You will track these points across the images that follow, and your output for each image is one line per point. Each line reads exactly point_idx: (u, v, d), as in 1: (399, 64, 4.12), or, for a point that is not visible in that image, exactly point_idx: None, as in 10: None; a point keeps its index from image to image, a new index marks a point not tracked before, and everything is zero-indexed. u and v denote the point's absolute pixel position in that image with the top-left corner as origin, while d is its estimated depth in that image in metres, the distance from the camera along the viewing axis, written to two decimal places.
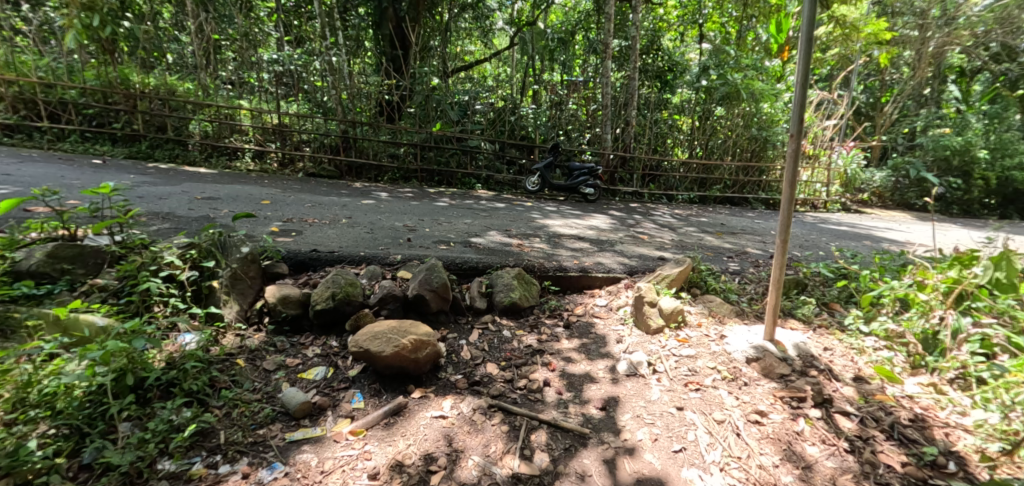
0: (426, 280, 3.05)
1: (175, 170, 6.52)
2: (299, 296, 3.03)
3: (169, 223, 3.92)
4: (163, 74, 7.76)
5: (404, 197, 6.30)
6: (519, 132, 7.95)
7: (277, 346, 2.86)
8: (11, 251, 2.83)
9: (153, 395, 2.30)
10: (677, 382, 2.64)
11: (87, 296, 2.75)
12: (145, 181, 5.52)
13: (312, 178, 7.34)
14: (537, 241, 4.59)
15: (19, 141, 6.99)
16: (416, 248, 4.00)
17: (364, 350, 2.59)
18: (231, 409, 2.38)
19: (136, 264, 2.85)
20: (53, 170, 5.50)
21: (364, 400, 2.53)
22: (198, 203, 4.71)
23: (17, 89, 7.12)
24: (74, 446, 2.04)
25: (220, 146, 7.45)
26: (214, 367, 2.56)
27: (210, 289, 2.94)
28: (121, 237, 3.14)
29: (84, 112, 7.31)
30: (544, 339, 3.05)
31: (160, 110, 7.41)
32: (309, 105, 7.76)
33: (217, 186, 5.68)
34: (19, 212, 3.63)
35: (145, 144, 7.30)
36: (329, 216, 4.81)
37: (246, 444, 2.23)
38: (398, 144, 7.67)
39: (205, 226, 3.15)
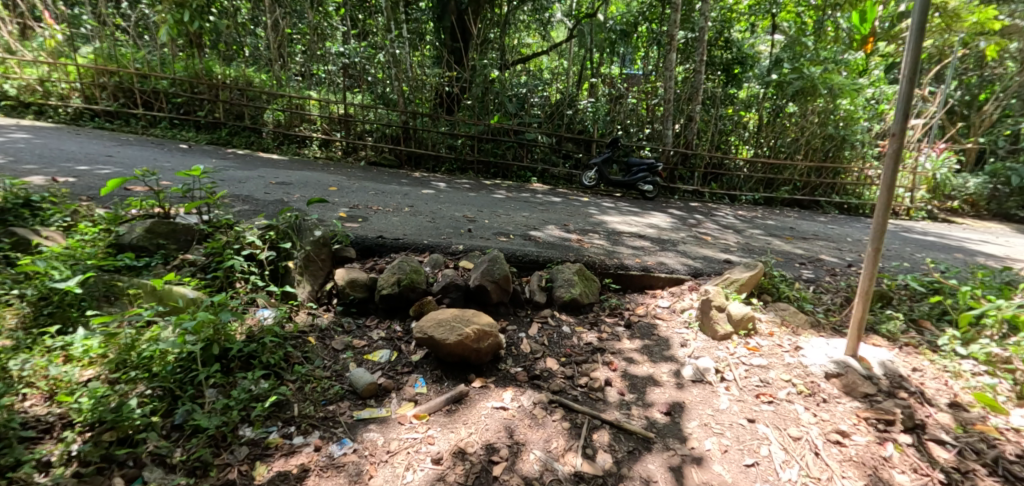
0: (488, 271, 3.09)
1: (251, 156, 6.94)
2: (366, 281, 3.19)
3: (249, 205, 4.16)
4: (241, 67, 8.24)
5: (462, 189, 6.38)
6: (577, 126, 7.95)
7: (344, 327, 3.00)
8: (116, 226, 3.13)
9: (235, 365, 2.48)
10: (748, 392, 2.52)
11: (179, 269, 2.99)
12: (226, 165, 5.92)
13: (373, 166, 7.58)
14: (597, 237, 4.51)
15: (118, 127, 7.68)
16: (477, 239, 4.06)
17: (428, 336, 2.64)
18: (304, 383, 2.52)
19: (221, 243, 3.07)
20: (148, 154, 5.99)
21: (426, 385, 2.60)
22: (272, 187, 4.97)
23: (117, 79, 7.81)
24: (168, 407, 2.22)
25: (291, 134, 7.84)
26: (288, 343, 2.71)
27: (286, 269, 3.13)
28: (209, 217, 3.35)
29: (174, 101, 7.89)
30: (605, 338, 3.00)
31: (239, 100, 7.88)
32: (371, 96, 7.95)
33: (289, 173, 5.98)
34: (122, 190, 4.00)
35: (225, 131, 7.81)
36: (391, 204, 4.96)
37: (318, 419, 2.35)
38: (456, 135, 7.72)
39: (282, 210, 3.34)
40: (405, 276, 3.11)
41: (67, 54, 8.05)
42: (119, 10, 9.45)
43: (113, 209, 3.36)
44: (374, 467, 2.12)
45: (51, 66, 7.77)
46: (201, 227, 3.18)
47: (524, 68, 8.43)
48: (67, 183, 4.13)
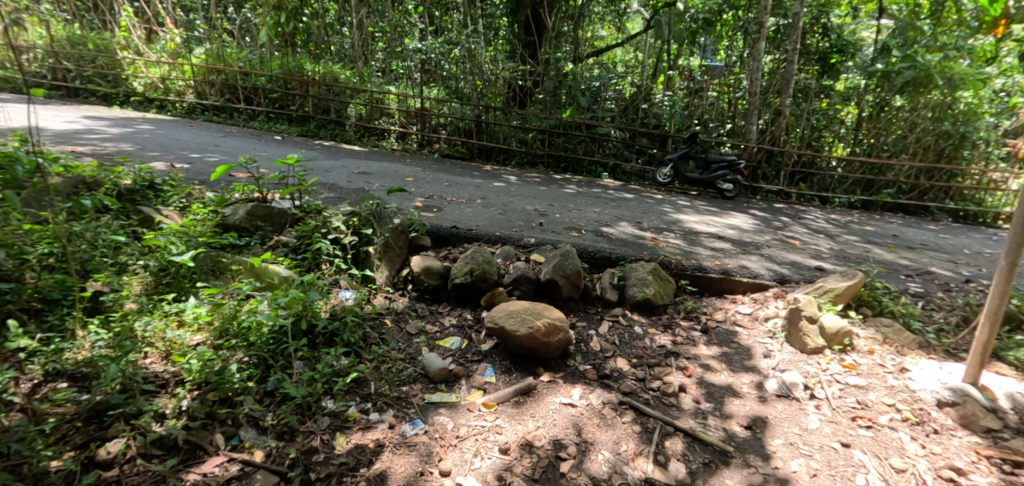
0: (560, 266, 3.09)
1: (335, 147, 7.35)
2: (440, 269, 3.32)
3: (334, 193, 4.40)
4: (328, 64, 8.74)
5: (533, 182, 6.37)
6: (652, 120, 7.56)
7: (418, 312, 3.14)
8: (222, 208, 3.43)
9: (320, 341, 2.64)
10: (842, 414, 2.33)
11: (274, 249, 3.23)
12: (315, 156, 6.32)
13: (446, 159, 7.74)
14: (673, 236, 4.34)
15: (223, 120, 8.38)
16: (548, 233, 4.06)
17: (499, 326, 2.69)
18: (380, 363, 2.65)
19: (311, 227, 3.28)
20: (249, 144, 6.52)
21: (495, 375, 2.66)
22: (355, 177, 5.23)
23: (223, 76, 8.55)
24: (262, 374, 2.41)
25: (371, 127, 8.19)
26: (367, 323, 2.86)
27: (366, 254, 3.30)
28: (300, 203, 3.59)
29: (270, 96, 8.51)
30: (679, 341, 2.89)
31: (326, 95, 8.34)
32: (446, 91, 8.22)
33: (369, 163, 6.27)
34: (227, 176, 4.39)
35: (313, 124, 8.30)
36: (464, 195, 5.05)
37: (392, 398, 2.46)
38: (527, 129, 7.67)
39: (365, 197, 3.52)
40: (477, 266, 3.19)
41: (182, 54, 8.89)
42: (225, 13, 10.30)
43: (220, 193, 3.69)
44: (443, 450, 2.19)
45: (170, 66, 8.62)
46: (293, 211, 3.41)
47: (597, 60, 8.26)
48: (183, 169, 4.59)
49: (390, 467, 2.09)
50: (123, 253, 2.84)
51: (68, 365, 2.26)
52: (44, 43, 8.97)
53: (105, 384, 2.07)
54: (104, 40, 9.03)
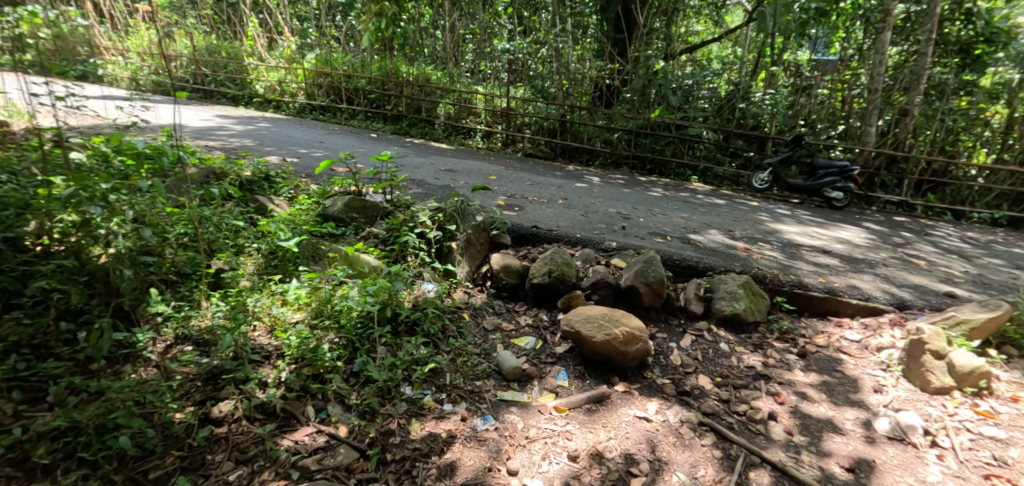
0: (642, 273, 2.98)
1: (425, 145, 7.66)
2: (519, 268, 3.36)
3: (422, 189, 4.58)
4: (422, 66, 9.14)
5: (617, 184, 6.20)
6: (750, 120, 7.05)
7: (495, 308, 3.20)
8: (323, 199, 3.70)
9: (402, 328, 2.77)
10: (972, 468, 2.03)
11: (366, 239, 3.42)
12: (406, 153, 6.62)
13: (529, 158, 7.75)
14: (769, 248, 4.02)
15: (327, 119, 9.05)
16: (631, 238, 3.94)
17: (575, 331, 2.67)
18: (456, 356, 2.73)
19: (399, 220, 3.44)
20: (348, 141, 6.99)
21: (568, 379, 2.64)
22: (442, 174, 5.40)
23: (329, 79, 9.21)
24: (349, 355, 2.56)
25: (458, 126, 8.41)
26: (446, 316, 2.95)
27: (449, 249, 3.40)
28: (391, 197, 3.78)
29: (369, 96, 9.06)
30: (771, 364, 2.68)
31: (418, 95, 8.69)
32: (531, 90, 8.19)
33: (456, 161, 6.46)
34: (329, 171, 4.73)
35: (406, 122, 8.69)
36: (546, 195, 5.04)
37: (465, 391, 2.52)
38: (613, 129, 7.46)
39: (451, 195, 3.63)
40: (556, 267, 3.18)
41: (296, 59, 9.73)
42: (334, 20, 11.12)
43: (322, 186, 3.99)
44: (512, 449, 2.20)
45: (286, 70, 9.45)
46: (384, 205, 3.60)
47: (690, 57, 7.85)
48: (292, 163, 5.03)
49: (460, 458, 2.14)
50: (241, 235, 3.14)
51: (194, 331, 2.54)
52: (187, 52, 10.24)
53: (223, 350, 2.31)
54: (235, 48, 10.14)
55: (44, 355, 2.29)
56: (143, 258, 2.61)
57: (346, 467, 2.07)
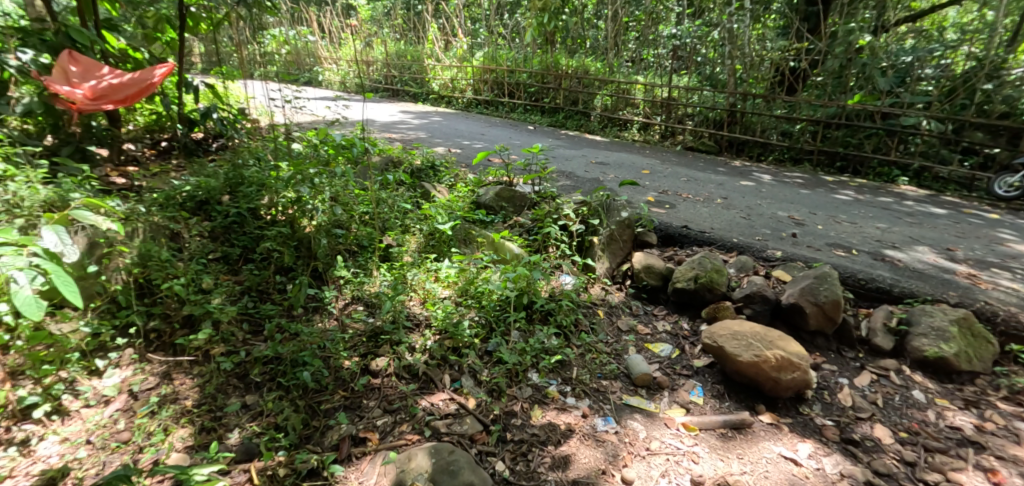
0: (810, 291, 2.77)
1: (579, 137, 7.68)
2: (662, 270, 3.27)
3: (571, 181, 4.66)
4: (583, 58, 9.16)
5: (792, 183, 5.45)
6: (999, 108, 5.47)
7: (632, 309, 3.18)
8: (477, 188, 4.01)
9: (536, 316, 2.90)
10: None
11: (512, 228, 3.62)
12: (560, 145, 6.75)
13: (689, 151, 7.16)
14: (1006, 277, 3.16)
15: (491, 113, 9.66)
16: (803, 248, 3.48)
17: (719, 346, 2.59)
18: (585, 352, 2.78)
19: (544, 212, 3.57)
20: (507, 133, 7.38)
21: (703, 397, 2.55)
22: (592, 166, 5.39)
23: (494, 75, 9.79)
24: (486, 335, 2.76)
25: (615, 118, 8.16)
26: (580, 310, 3.01)
27: (590, 243, 3.44)
28: (539, 189, 3.96)
29: (528, 90, 9.37)
30: (989, 430, 2.26)
31: (576, 87, 8.67)
32: (698, 78, 7.73)
33: (609, 153, 6.38)
34: (486, 161, 5.09)
35: (562, 115, 8.83)
36: (703, 192, 4.68)
37: (590, 388, 2.56)
38: (794, 119, 6.49)
39: (597, 188, 3.68)
40: (704, 273, 3.06)
41: (467, 58, 10.54)
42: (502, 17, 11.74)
43: (478, 176, 4.32)
44: (629, 457, 2.18)
45: (458, 69, 10.33)
46: (532, 196, 3.77)
47: (913, 27, 6.41)
48: (456, 153, 5.53)
49: (575, 454, 2.19)
50: (408, 217, 3.56)
51: (365, 294, 2.94)
52: (381, 57, 11.87)
53: (384, 313, 2.67)
54: (417, 51, 11.40)
55: (265, 297, 2.86)
56: (334, 231, 3.16)
57: (470, 436, 2.22)
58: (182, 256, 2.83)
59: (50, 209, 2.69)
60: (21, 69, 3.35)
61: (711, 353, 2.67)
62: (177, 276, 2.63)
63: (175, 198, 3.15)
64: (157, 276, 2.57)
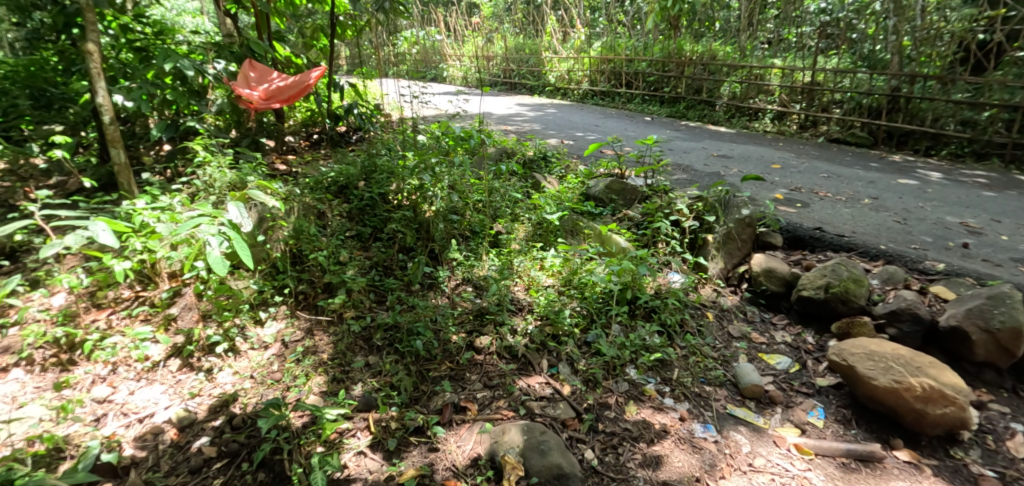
0: (979, 314, 2.38)
1: (700, 128, 7.24)
2: (786, 275, 3.05)
3: (687, 175, 4.47)
4: (710, 42, 8.53)
5: (969, 183, 4.60)
6: None
7: (747, 315, 3.02)
8: (587, 180, 4.05)
9: (639, 313, 2.89)
10: None
11: (621, 222, 3.61)
12: (678, 136, 6.44)
13: (834, 143, 6.34)
14: None
15: (607, 104, 9.44)
16: (975, 262, 2.96)
17: (849, 366, 2.35)
18: (689, 354, 2.70)
19: (655, 206, 3.50)
20: (622, 124, 7.23)
21: (823, 420, 2.36)
22: (713, 159, 5.09)
23: (612, 65, 9.55)
24: (586, 325, 2.81)
25: (744, 107, 7.53)
26: (687, 310, 2.93)
27: (703, 241, 3.31)
28: (651, 182, 3.89)
29: (647, 79, 8.97)
30: None
31: (700, 75, 8.16)
32: (852, 58, 6.87)
33: (733, 145, 5.94)
34: (598, 153, 5.08)
35: (683, 105, 8.31)
36: (846, 191, 4.17)
37: (691, 392, 2.48)
38: (980, 105, 5.43)
39: (715, 183, 3.53)
40: (838, 282, 2.78)
41: (585, 49, 10.42)
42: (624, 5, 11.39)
43: (589, 167, 4.34)
44: (728, 469, 2.09)
45: (575, 60, 10.26)
46: (643, 189, 3.71)
47: None
48: (568, 145, 5.58)
49: (668, 455, 2.16)
50: (518, 207, 3.72)
51: (474, 276, 3.17)
52: (500, 52, 12.19)
53: (491, 295, 2.87)
54: (535, 44, 11.52)
55: (389, 272, 3.21)
56: (450, 216, 3.44)
57: (562, 421, 2.29)
58: (326, 233, 3.30)
59: (233, 190, 3.32)
60: (217, 77, 4.19)
61: (839, 372, 2.43)
62: (321, 249, 3.10)
63: (322, 183, 3.70)
64: (307, 248, 3.05)
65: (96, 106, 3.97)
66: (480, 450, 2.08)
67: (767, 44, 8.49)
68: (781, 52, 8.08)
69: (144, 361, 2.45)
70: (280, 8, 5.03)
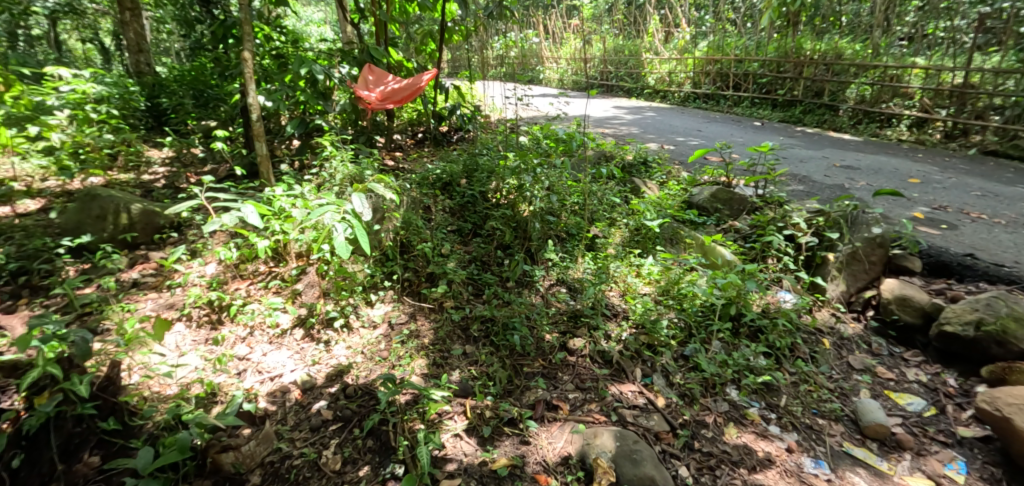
0: None
1: (819, 135, 6.61)
2: (924, 306, 2.70)
3: (804, 186, 4.11)
4: (835, 39, 7.73)
5: None
6: None
7: (872, 347, 2.74)
8: (690, 188, 3.88)
9: (744, 331, 2.72)
10: None
11: (726, 233, 3.42)
12: (793, 143, 5.94)
13: (990, 156, 5.48)
14: None
15: (710, 107, 8.94)
16: None
17: (1007, 419, 2.02)
18: (800, 381, 2.49)
19: (767, 218, 3.28)
20: (728, 129, 6.81)
21: (965, 475, 2.06)
22: (836, 170, 4.63)
23: (719, 66, 9.01)
24: (684, 338, 2.70)
25: (874, 112, 6.73)
26: (799, 335, 2.71)
27: (822, 260, 3.05)
28: (763, 192, 3.64)
29: (759, 81, 8.35)
30: None
31: (822, 75, 7.45)
32: (1019, 56, 5.92)
33: (860, 155, 5.36)
34: (702, 159, 4.84)
35: (799, 109, 7.59)
36: (1008, 212, 3.59)
37: (802, 424, 2.29)
38: None
39: (840, 197, 3.23)
40: (993, 319, 2.40)
41: (689, 49, 9.94)
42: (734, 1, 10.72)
43: (692, 174, 4.16)
44: None
45: (677, 61, 9.83)
46: (754, 200, 3.49)
47: None
48: (669, 150, 5.38)
49: None
50: (616, 211, 3.66)
51: (569, 278, 3.18)
52: (599, 53, 12.00)
53: (587, 297, 2.86)
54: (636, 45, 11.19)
55: (487, 267, 3.32)
56: (547, 217, 3.46)
57: (655, 433, 2.21)
58: (431, 225, 3.49)
59: (352, 182, 3.63)
60: (341, 80, 4.60)
61: (992, 424, 2.10)
62: (426, 241, 3.29)
63: (428, 179, 3.92)
64: (414, 239, 3.25)
65: (244, 104, 4.53)
66: (571, 450, 2.09)
67: (906, 40, 7.53)
68: (924, 49, 7.13)
69: (275, 328, 2.76)
70: (395, 15, 5.42)
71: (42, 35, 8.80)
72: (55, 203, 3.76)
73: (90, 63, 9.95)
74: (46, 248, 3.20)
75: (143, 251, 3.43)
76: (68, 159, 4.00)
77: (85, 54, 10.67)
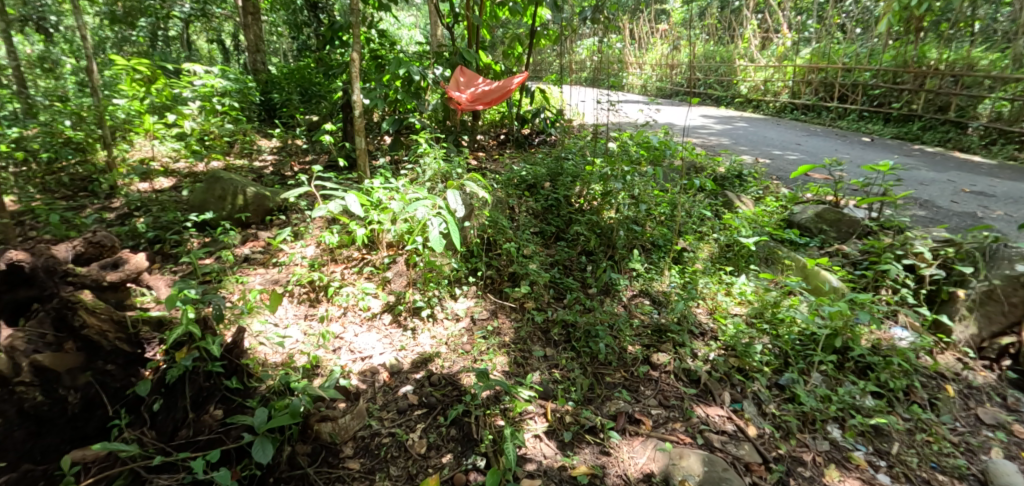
0: None
1: (942, 155, 5.91)
2: None
3: (927, 212, 3.68)
4: (967, 48, 6.86)
5: None
6: None
7: (1008, 401, 2.41)
8: (792, 205, 3.63)
9: (850, 366, 2.48)
10: None
11: (832, 257, 3.14)
12: (910, 163, 5.35)
13: None
14: None
15: (810, 119, 8.25)
16: None
17: None
18: (917, 429, 2.23)
19: (883, 245, 2.97)
20: (832, 144, 6.28)
21: None
22: (965, 196, 4.11)
23: (823, 74, 8.30)
24: (779, 366, 2.51)
25: (1011, 132, 5.92)
26: (917, 377, 2.43)
27: (949, 296, 2.73)
28: (879, 216, 3.30)
29: (871, 92, 7.59)
30: None
31: (949, 88, 6.67)
32: None
33: (995, 180, 4.72)
34: (804, 176, 4.48)
35: (917, 124, 6.80)
36: None
37: (919, 477, 2.05)
38: None
39: (976, 228, 2.87)
40: None
41: (789, 57, 9.27)
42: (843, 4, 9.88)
43: (794, 190, 3.87)
44: None
45: (775, 69, 9.19)
46: (868, 223, 3.19)
47: None
48: (765, 164, 5.04)
49: None
50: (706, 223, 3.49)
51: (653, 290, 3.08)
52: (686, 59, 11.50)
53: (674, 312, 2.74)
54: (729, 52, 10.63)
55: (569, 271, 3.29)
56: (632, 226, 3.37)
57: (745, 463, 2.07)
58: (515, 225, 3.52)
59: (441, 178, 3.75)
60: (435, 80, 4.78)
61: None
62: (511, 240, 3.34)
63: (514, 180, 3.98)
64: (500, 238, 3.31)
65: (346, 100, 4.83)
66: (654, 468, 2.02)
67: None
68: None
69: (366, 311, 2.90)
70: (486, 20, 5.54)
71: (178, 37, 9.96)
72: (185, 183, 4.22)
73: (212, 62, 11.09)
74: (177, 221, 3.60)
75: (253, 230, 3.76)
76: (196, 144, 4.50)
77: (207, 54, 11.86)
